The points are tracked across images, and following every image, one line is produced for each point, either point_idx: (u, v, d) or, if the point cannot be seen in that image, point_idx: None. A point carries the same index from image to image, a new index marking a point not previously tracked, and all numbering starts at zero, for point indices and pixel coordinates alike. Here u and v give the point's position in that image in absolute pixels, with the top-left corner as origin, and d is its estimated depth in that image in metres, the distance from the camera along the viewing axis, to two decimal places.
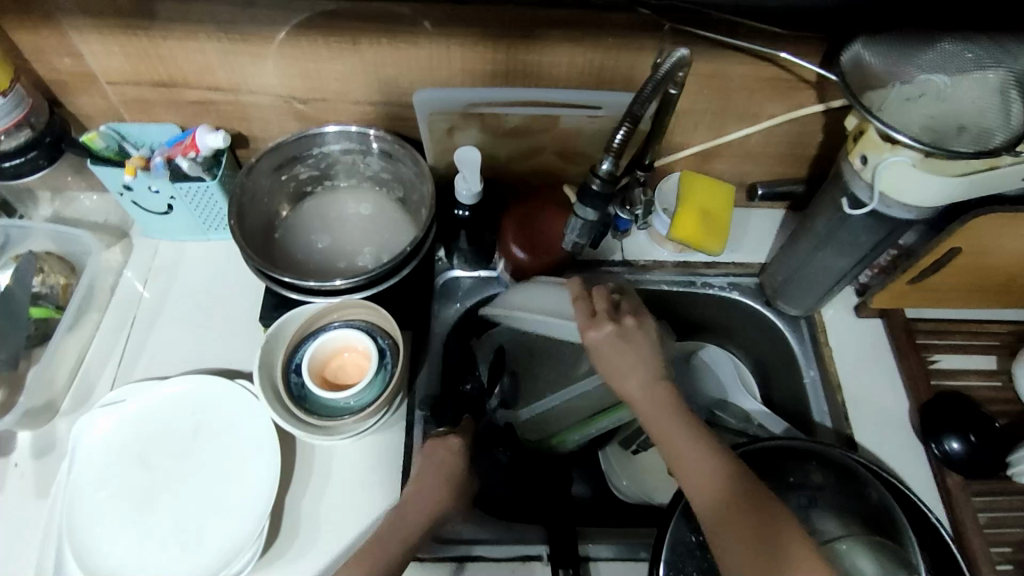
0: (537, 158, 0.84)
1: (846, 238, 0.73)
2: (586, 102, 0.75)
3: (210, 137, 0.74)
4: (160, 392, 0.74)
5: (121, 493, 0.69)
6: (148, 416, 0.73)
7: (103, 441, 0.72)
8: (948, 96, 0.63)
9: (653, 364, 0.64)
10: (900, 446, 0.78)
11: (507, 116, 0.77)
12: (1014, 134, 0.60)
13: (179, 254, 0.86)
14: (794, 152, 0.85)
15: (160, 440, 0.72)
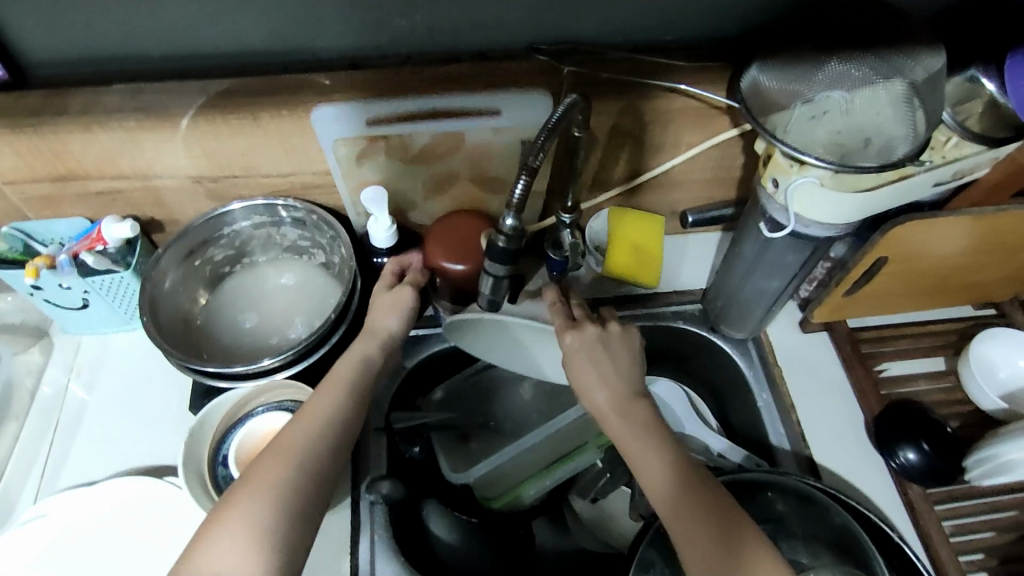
0: (454, 186, 0.80)
1: (775, 259, 0.73)
2: (481, 111, 0.71)
3: (117, 228, 0.72)
4: (84, 500, 0.70)
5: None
6: (72, 527, 0.69)
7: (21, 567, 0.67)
8: (848, 109, 0.62)
9: (627, 376, 0.65)
10: (861, 461, 0.77)
11: (415, 138, 0.72)
12: (915, 144, 0.60)
13: (103, 348, 0.82)
14: (721, 176, 0.85)
15: (87, 551, 0.68)
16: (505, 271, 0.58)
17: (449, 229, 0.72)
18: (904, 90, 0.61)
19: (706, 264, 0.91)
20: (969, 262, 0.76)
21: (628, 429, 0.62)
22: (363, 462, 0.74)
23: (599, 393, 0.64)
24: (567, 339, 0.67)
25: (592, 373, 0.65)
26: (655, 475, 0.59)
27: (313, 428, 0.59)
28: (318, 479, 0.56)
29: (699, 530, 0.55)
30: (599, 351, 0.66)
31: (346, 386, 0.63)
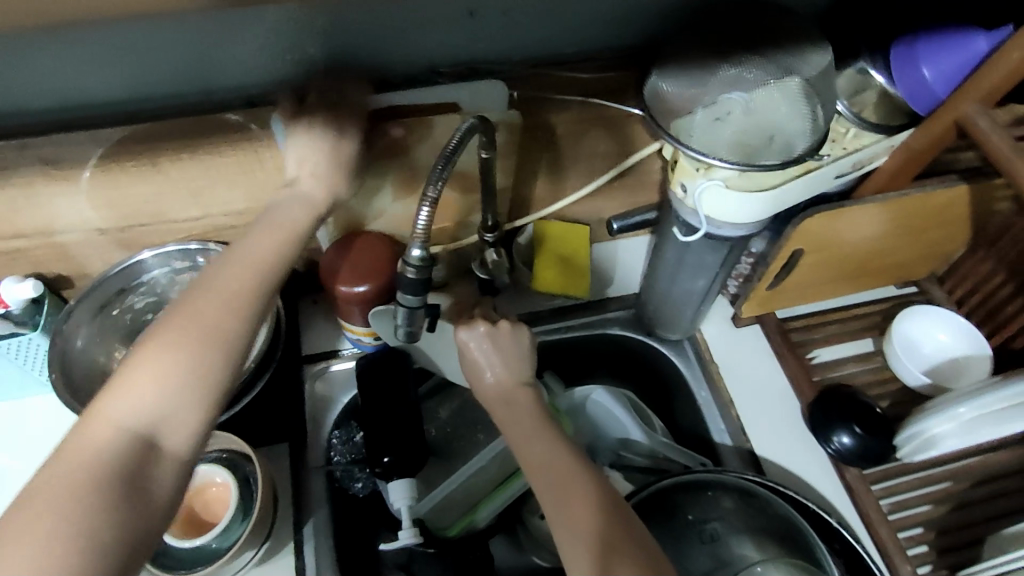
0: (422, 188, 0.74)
1: (694, 260, 0.74)
2: (439, 101, 0.68)
3: (18, 288, 0.70)
4: None
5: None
6: None
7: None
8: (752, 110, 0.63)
9: (519, 368, 0.66)
10: (799, 448, 0.79)
11: (371, 132, 0.67)
12: (812, 141, 0.62)
13: (19, 414, 0.78)
14: (642, 181, 0.86)
15: None
16: (418, 302, 0.57)
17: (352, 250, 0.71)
18: (800, 87, 0.63)
19: (638, 268, 0.92)
20: (884, 246, 0.78)
21: (532, 436, 0.61)
22: (307, 502, 0.73)
23: (487, 377, 0.65)
24: (460, 335, 0.67)
25: (481, 364, 0.66)
26: (541, 465, 0.58)
27: (166, 342, 0.51)
28: (168, 400, 0.50)
29: (583, 525, 0.54)
30: (489, 344, 0.66)
31: (227, 286, 0.55)
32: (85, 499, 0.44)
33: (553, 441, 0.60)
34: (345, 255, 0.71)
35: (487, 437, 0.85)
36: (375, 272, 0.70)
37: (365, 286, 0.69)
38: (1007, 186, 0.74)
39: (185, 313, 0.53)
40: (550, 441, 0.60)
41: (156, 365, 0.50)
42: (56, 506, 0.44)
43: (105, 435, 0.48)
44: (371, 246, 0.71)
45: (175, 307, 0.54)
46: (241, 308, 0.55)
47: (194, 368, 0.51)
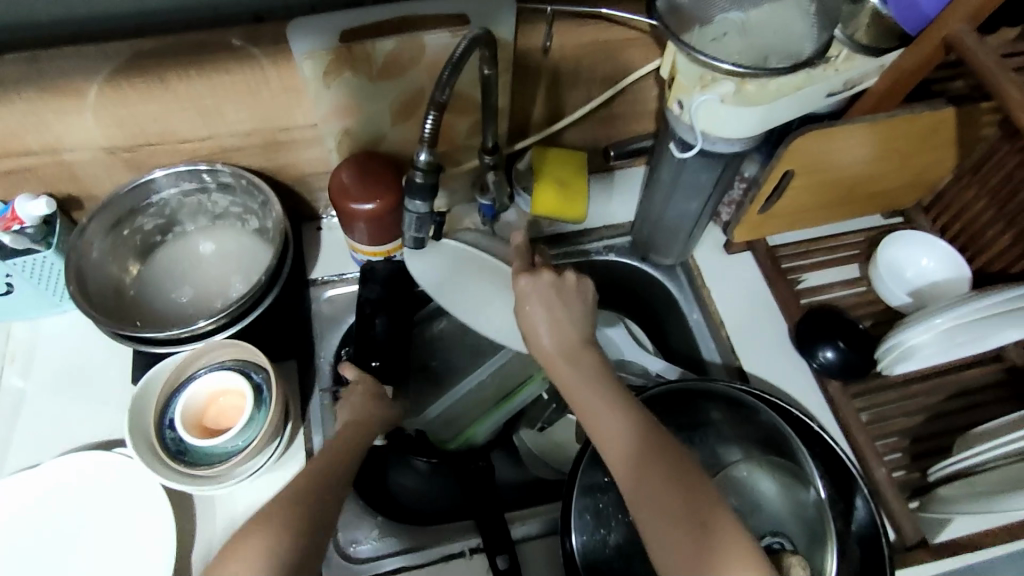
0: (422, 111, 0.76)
1: (690, 180, 0.76)
2: (446, 15, 0.69)
3: (32, 205, 0.71)
4: (36, 479, 0.70)
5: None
6: (25, 508, 0.69)
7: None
8: (765, 23, 0.66)
9: (581, 323, 0.67)
10: (786, 364, 0.83)
11: (375, 49, 0.68)
12: (819, 44, 0.64)
13: (35, 333, 0.81)
14: (637, 109, 0.88)
15: (43, 527, 0.69)
16: (426, 207, 0.60)
17: (369, 170, 0.72)
18: (812, 3, 0.66)
19: (632, 198, 0.94)
20: (874, 170, 0.81)
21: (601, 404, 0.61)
22: (315, 415, 0.77)
23: (547, 338, 0.66)
24: (522, 282, 0.68)
25: (540, 316, 0.67)
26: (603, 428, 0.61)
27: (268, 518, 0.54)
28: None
29: (653, 489, 0.56)
30: (553, 296, 0.68)
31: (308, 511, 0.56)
32: None
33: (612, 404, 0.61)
34: (358, 180, 0.72)
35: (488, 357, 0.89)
36: (384, 192, 0.71)
37: (374, 203, 0.70)
38: (994, 110, 0.76)
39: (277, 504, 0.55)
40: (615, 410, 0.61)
41: None
42: None
43: None
44: (382, 174, 0.72)
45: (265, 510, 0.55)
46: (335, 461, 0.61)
47: (304, 527, 0.54)
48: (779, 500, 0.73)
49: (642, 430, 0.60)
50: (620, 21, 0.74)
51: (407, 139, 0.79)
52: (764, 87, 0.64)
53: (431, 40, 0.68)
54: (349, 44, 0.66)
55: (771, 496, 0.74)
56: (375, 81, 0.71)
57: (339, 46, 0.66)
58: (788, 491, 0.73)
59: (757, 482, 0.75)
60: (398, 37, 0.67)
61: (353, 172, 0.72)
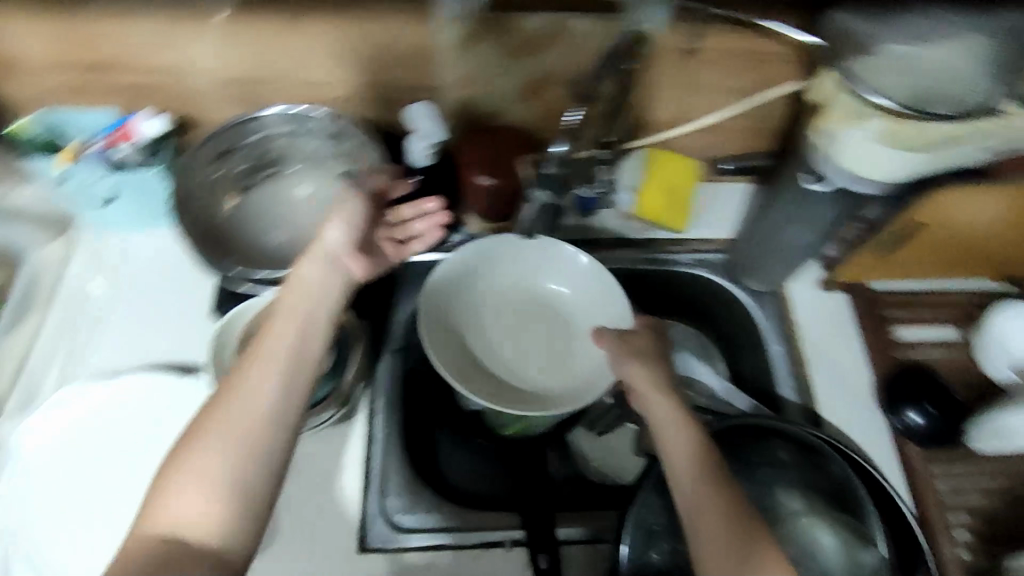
0: (548, 93, 0.75)
1: (809, 210, 0.73)
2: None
3: (148, 124, 0.74)
4: (113, 391, 0.72)
5: (66, 506, 0.66)
6: (97, 417, 0.71)
7: (47, 448, 0.69)
8: (934, 63, 0.61)
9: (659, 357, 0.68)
10: (866, 418, 0.79)
11: (522, 25, 0.66)
12: (984, 98, 0.60)
13: (126, 247, 0.81)
14: (760, 125, 0.84)
15: (110, 440, 0.70)
16: (548, 195, 0.70)
17: (491, 144, 0.75)
18: (990, 48, 0.61)
19: (735, 216, 0.89)
20: (1005, 233, 0.76)
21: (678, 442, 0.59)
22: (383, 379, 0.77)
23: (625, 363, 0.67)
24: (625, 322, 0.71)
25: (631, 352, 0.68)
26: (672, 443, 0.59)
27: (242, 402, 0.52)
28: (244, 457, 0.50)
29: (715, 518, 0.54)
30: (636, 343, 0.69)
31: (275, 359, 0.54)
32: (196, 497, 0.48)
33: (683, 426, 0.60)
34: (477, 152, 0.74)
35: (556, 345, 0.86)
36: (506, 171, 0.74)
37: (497, 180, 0.73)
38: None
39: (227, 411, 0.51)
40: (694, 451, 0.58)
41: (183, 482, 0.49)
42: (189, 478, 0.49)
43: (162, 531, 0.48)
44: (508, 149, 0.75)
45: (205, 421, 0.51)
46: (277, 356, 0.54)
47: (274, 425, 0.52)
48: (836, 557, 0.67)
49: (718, 469, 0.57)
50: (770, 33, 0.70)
51: (525, 118, 0.78)
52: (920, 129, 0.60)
53: (579, 24, 0.66)
54: (497, 15, 0.65)
55: (826, 551, 0.68)
56: (511, 56, 0.70)
57: (485, 15, 0.65)
58: (848, 549, 0.68)
59: (816, 534, 0.69)
60: (546, 16, 0.66)
61: (475, 144, 0.75)
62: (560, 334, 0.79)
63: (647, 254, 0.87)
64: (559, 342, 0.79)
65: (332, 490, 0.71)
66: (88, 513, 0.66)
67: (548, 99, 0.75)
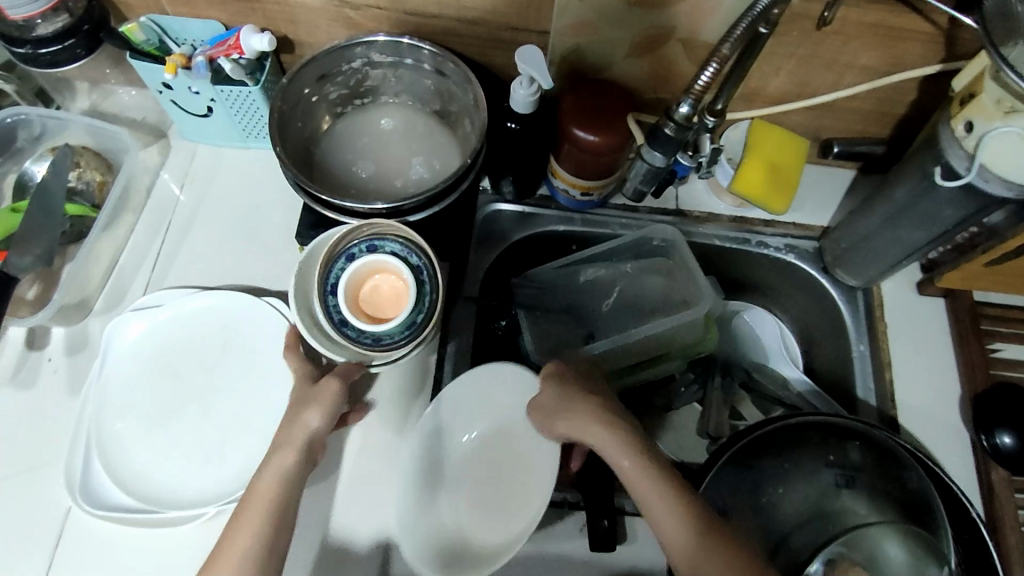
0: (662, 50, 0.70)
1: (928, 210, 0.68)
2: None
3: (256, 39, 0.69)
4: (194, 304, 0.73)
5: (146, 402, 0.70)
6: (179, 326, 0.73)
7: (131, 348, 0.72)
8: None
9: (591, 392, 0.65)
10: (946, 433, 0.75)
11: None
12: None
13: (217, 161, 0.82)
14: (880, 110, 0.78)
15: (187, 352, 0.72)
16: (662, 158, 0.69)
17: (597, 98, 0.71)
18: None
19: (832, 202, 0.85)
20: None
21: (667, 516, 0.56)
22: (453, 325, 0.76)
23: (557, 412, 0.64)
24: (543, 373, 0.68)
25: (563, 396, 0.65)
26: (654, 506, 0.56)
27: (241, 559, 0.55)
28: None
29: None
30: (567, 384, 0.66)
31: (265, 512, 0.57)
32: None
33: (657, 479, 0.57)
34: (581, 103, 0.71)
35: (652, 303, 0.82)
36: (610, 129, 0.69)
37: (598, 136, 0.69)
38: None
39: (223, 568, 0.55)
40: (691, 526, 0.55)
41: None
42: None
43: None
44: (616, 103, 0.71)
45: (233, 532, 0.57)
46: (263, 512, 0.57)
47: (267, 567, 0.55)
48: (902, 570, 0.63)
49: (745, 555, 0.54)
50: (921, 9, 0.64)
51: (632, 73, 0.74)
52: None
53: None
54: None
55: (894, 564, 0.64)
56: (632, 6, 0.65)
57: None
58: (916, 567, 0.63)
59: (881, 543, 0.64)
60: None
61: (579, 96, 0.71)
62: (494, 456, 0.70)
63: (737, 231, 0.83)
64: (501, 460, 0.70)
65: (397, 426, 0.72)
66: (164, 412, 0.70)
67: (661, 56, 0.71)
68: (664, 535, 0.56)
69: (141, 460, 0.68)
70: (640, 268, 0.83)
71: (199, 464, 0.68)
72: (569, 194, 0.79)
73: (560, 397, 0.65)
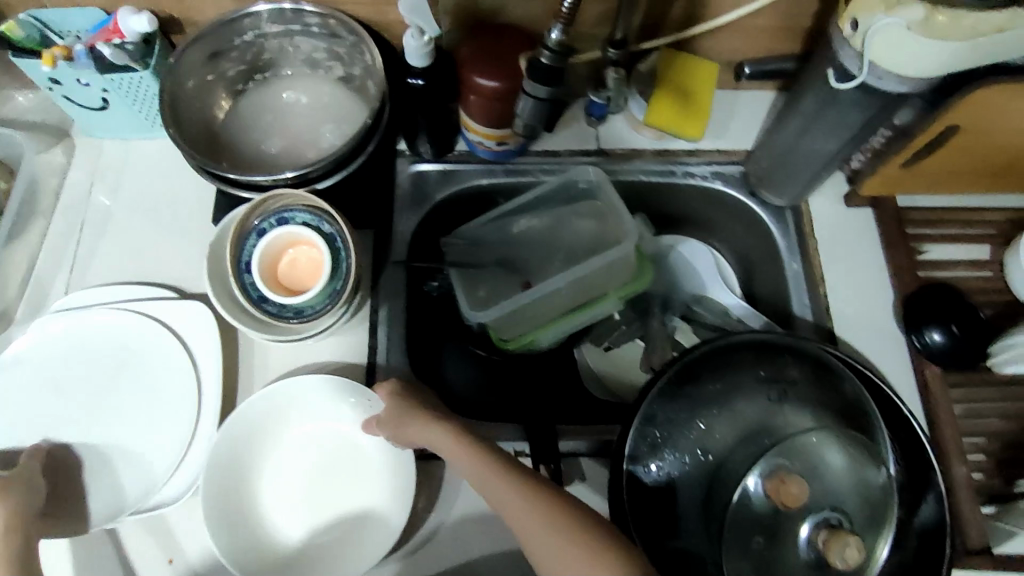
0: None
1: (835, 117, 0.68)
2: None
3: (133, 20, 0.67)
4: (89, 319, 0.71)
5: (58, 418, 0.69)
6: (76, 341, 0.71)
7: (28, 364, 0.71)
8: None
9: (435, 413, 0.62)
10: (881, 339, 0.76)
11: None
12: None
13: (126, 154, 0.80)
14: (786, 24, 0.77)
15: (83, 367, 0.71)
16: (545, 94, 0.64)
17: (492, 42, 0.69)
18: None
19: (753, 124, 0.84)
20: None
21: (521, 511, 0.51)
22: (383, 291, 0.76)
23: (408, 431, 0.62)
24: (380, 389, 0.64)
25: (405, 415, 0.62)
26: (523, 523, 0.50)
27: None
28: None
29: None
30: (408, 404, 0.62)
31: None
32: None
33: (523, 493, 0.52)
34: (477, 49, 0.69)
35: (582, 250, 0.82)
36: (509, 72, 0.68)
37: (498, 81, 0.68)
38: None
39: None
40: (560, 519, 0.49)
41: None
42: None
43: None
44: (512, 45, 0.69)
45: None
46: None
47: None
48: (845, 477, 0.64)
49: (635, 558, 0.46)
50: None
51: (532, 13, 0.73)
52: (959, 18, 0.52)
53: None
54: None
55: (836, 471, 0.65)
56: None
57: None
58: (857, 469, 0.65)
59: (824, 453, 0.65)
60: None
61: (475, 42, 0.70)
62: (324, 454, 0.69)
63: (660, 164, 0.82)
64: (334, 455, 0.69)
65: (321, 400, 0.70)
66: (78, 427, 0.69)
67: None
68: (533, 544, 0.49)
69: (57, 479, 0.67)
70: (558, 219, 0.83)
71: (122, 472, 0.67)
72: (485, 146, 0.78)
73: (403, 408, 0.62)
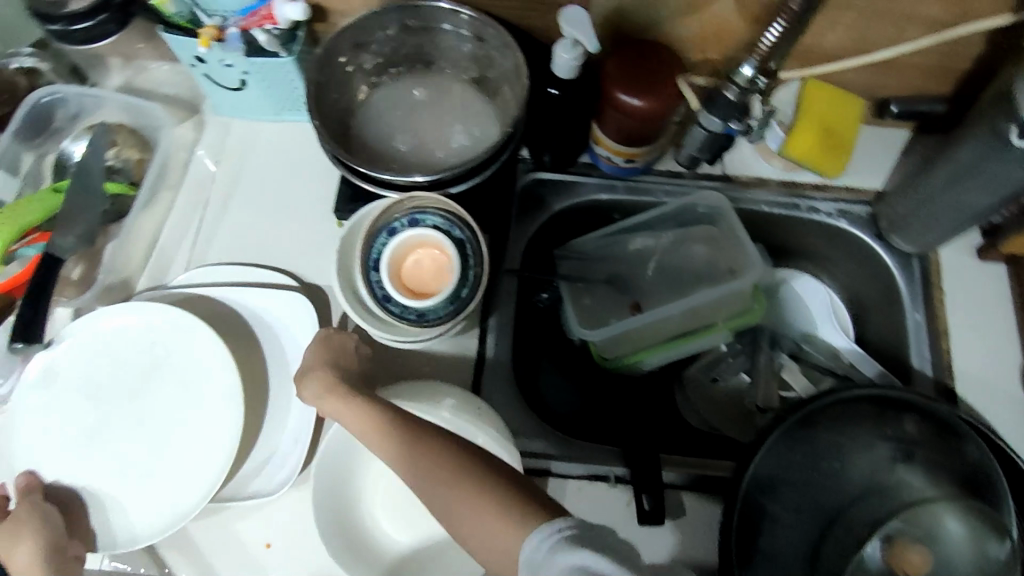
0: (713, 7, 0.67)
1: (997, 170, 0.64)
2: None
3: (289, 8, 0.67)
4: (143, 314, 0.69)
5: (122, 412, 0.68)
6: (132, 336, 0.69)
7: (85, 359, 0.69)
8: None
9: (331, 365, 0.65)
10: (1007, 404, 0.72)
11: None
12: None
13: (252, 136, 0.81)
14: (943, 65, 0.73)
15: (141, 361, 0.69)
16: (717, 127, 0.67)
17: (640, 61, 0.68)
18: None
19: (887, 165, 0.81)
20: None
21: (412, 450, 0.57)
22: (495, 299, 0.75)
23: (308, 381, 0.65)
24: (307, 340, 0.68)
25: (308, 367, 0.66)
26: (411, 461, 0.57)
27: None
28: None
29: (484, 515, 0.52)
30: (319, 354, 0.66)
31: None
32: None
33: (415, 441, 0.57)
34: (624, 67, 0.67)
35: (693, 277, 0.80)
36: (657, 93, 0.66)
37: (644, 101, 0.66)
38: None
39: None
40: (444, 459, 0.55)
41: None
42: None
43: None
44: (661, 65, 0.67)
45: None
46: None
47: None
48: (962, 546, 0.61)
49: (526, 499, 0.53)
50: None
51: (680, 32, 0.71)
52: None
53: None
54: None
55: (954, 539, 0.61)
56: None
57: None
58: (975, 539, 0.61)
59: (942, 520, 0.62)
60: None
61: (622, 59, 0.68)
62: None
63: (785, 197, 0.80)
64: None
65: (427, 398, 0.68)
66: (167, 422, 0.67)
67: (709, 14, 0.68)
68: (427, 483, 0.56)
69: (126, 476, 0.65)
70: (672, 243, 0.81)
71: (175, 472, 0.65)
72: (611, 162, 0.76)
73: (325, 356, 0.66)
